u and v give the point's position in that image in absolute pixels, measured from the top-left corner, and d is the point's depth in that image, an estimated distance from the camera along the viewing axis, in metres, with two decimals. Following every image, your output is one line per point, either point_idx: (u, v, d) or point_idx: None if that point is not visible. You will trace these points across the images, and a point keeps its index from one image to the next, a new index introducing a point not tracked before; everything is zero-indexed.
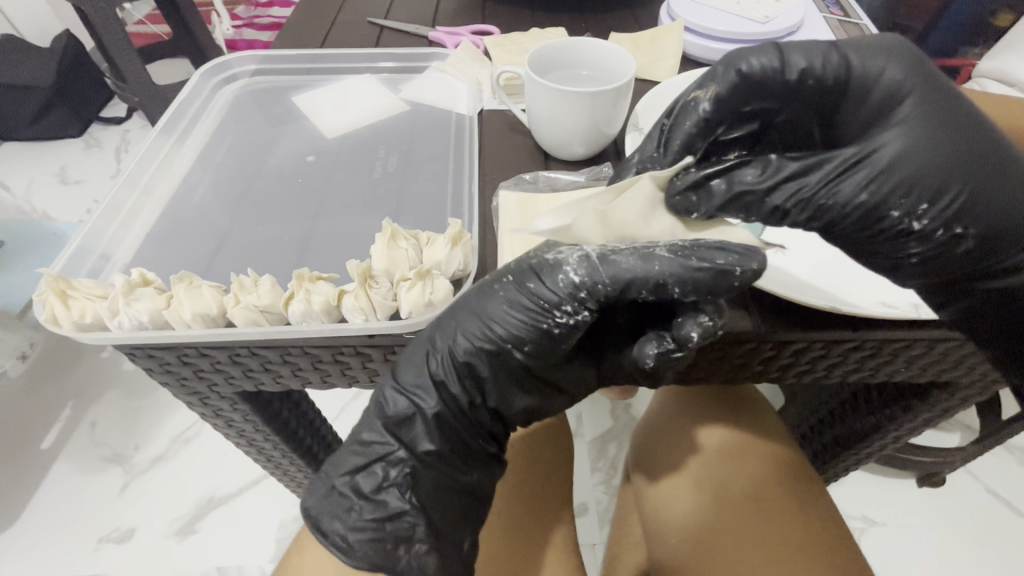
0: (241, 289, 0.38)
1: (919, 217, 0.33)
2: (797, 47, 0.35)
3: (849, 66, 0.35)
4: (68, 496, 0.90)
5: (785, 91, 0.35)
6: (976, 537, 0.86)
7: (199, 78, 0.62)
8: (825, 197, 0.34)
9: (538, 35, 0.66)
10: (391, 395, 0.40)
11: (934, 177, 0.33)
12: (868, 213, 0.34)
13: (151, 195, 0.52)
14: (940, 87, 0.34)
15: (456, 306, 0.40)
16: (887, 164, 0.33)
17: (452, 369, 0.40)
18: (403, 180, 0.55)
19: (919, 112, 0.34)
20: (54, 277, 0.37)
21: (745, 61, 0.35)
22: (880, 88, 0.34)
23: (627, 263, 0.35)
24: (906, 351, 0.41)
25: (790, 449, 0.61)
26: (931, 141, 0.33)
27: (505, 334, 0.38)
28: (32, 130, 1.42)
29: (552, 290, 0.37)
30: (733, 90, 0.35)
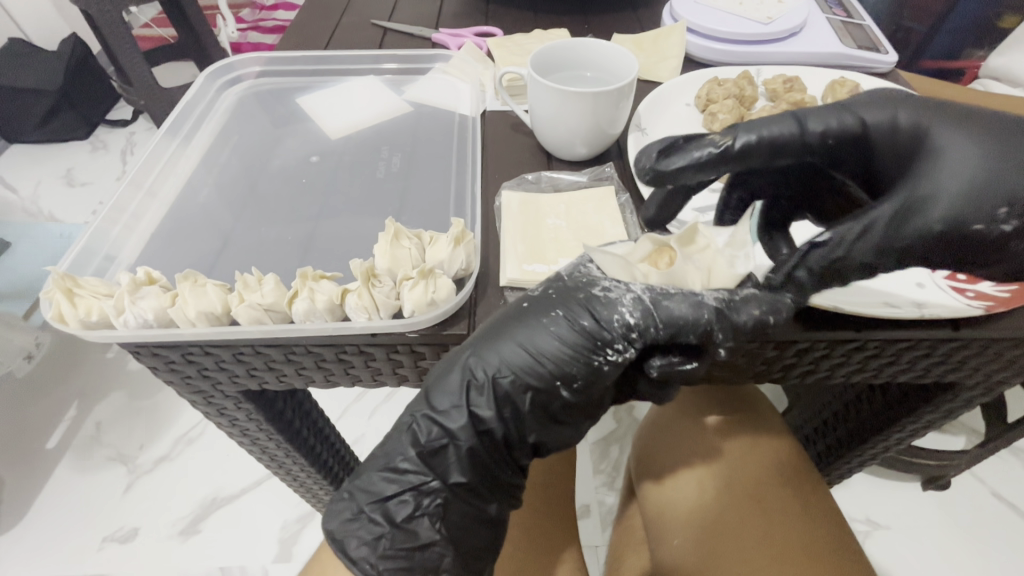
0: (245, 287, 0.38)
1: (1003, 221, 0.33)
2: (809, 119, 0.38)
3: (865, 124, 0.37)
4: (72, 496, 0.90)
5: (810, 149, 0.38)
6: (983, 541, 0.85)
7: (203, 79, 0.62)
8: (898, 236, 0.34)
9: (541, 36, 0.66)
10: (424, 424, 0.38)
11: (1000, 181, 0.33)
12: (949, 235, 0.34)
13: (155, 196, 0.52)
14: (955, 108, 0.36)
15: (499, 334, 0.38)
16: (953, 188, 0.33)
17: (490, 401, 0.37)
18: (406, 180, 0.56)
19: (950, 131, 0.35)
20: (60, 275, 0.37)
21: (766, 128, 0.37)
22: (900, 126, 0.36)
23: (680, 308, 0.36)
24: (909, 351, 0.41)
25: (790, 445, 0.62)
26: (985, 150, 0.34)
27: (553, 369, 0.37)
28: (39, 132, 1.43)
29: (606, 328, 0.36)
30: (760, 148, 0.38)
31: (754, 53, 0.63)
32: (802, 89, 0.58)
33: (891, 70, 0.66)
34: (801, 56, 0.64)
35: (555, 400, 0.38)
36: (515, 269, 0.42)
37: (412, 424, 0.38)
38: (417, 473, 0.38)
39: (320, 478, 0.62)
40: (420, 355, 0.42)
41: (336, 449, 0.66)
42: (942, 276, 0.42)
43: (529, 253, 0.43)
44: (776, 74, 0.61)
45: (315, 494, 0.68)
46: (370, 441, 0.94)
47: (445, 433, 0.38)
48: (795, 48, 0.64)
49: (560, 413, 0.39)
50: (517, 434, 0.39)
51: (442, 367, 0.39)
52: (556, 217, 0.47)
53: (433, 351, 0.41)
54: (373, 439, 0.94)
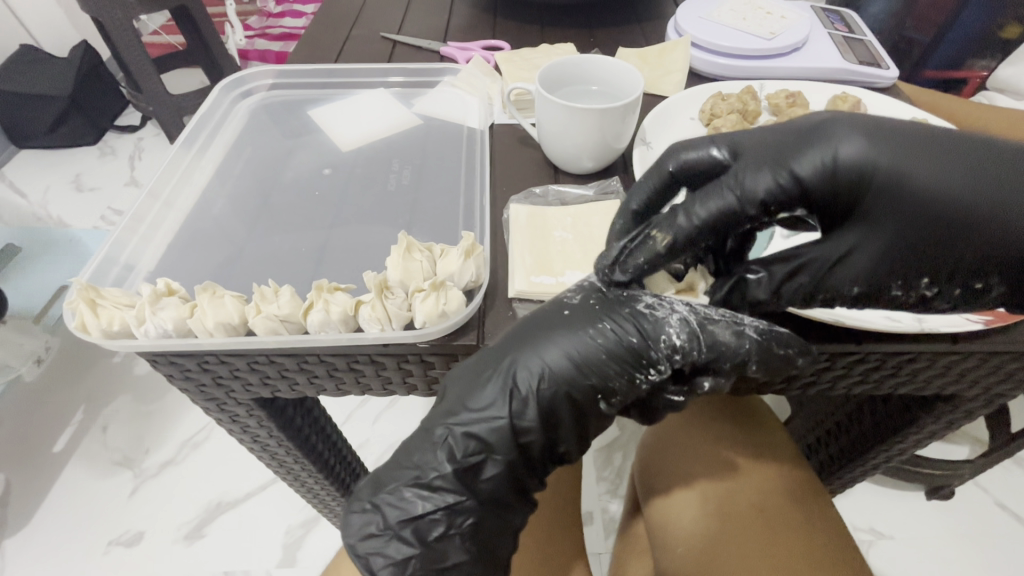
0: (262, 299, 0.39)
1: (922, 288, 0.34)
2: (744, 179, 0.34)
3: (800, 181, 0.33)
4: (80, 498, 0.91)
5: (755, 215, 0.35)
6: (988, 553, 0.85)
7: (218, 92, 0.64)
8: (820, 291, 0.36)
9: (547, 50, 0.68)
10: (459, 438, 0.38)
11: (922, 254, 0.33)
12: (871, 294, 0.35)
13: (171, 207, 0.54)
14: (903, 148, 0.32)
15: (540, 343, 0.38)
16: (872, 259, 0.34)
17: (535, 411, 0.38)
18: (415, 192, 0.57)
19: (888, 193, 0.32)
20: (84, 286, 0.38)
21: (693, 211, 0.35)
22: (839, 175, 0.32)
23: (724, 335, 0.37)
24: (909, 363, 0.42)
25: (796, 455, 0.63)
26: (921, 211, 0.32)
27: (594, 382, 0.38)
28: (50, 138, 1.45)
29: (653, 346, 0.37)
30: (688, 234, 0.36)
31: (757, 68, 0.65)
32: (804, 104, 0.59)
33: (892, 85, 0.67)
34: (804, 71, 0.65)
35: (590, 413, 0.39)
36: (523, 281, 0.43)
37: (447, 439, 0.38)
38: (452, 493, 0.38)
39: (329, 486, 0.62)
40: (430, 365, 0.43)
41: (345, 457, 0.66)
42: None
43: (536, 264, 0.44)
44: (779, 88, 0.62)
45: (323, 502, 0.68)
46: (375, 446, 0.95)
47: (482, 449, 0.38)
48: (798, 63, 0.65)
49: (590, 428, 0.40)
50: (551, 446, 0.40)
51: (476, 371, 0.39)
52: (562, 230, 0.48)
53: (443, 361, 0.42)
54: (377, 445, 0.95)
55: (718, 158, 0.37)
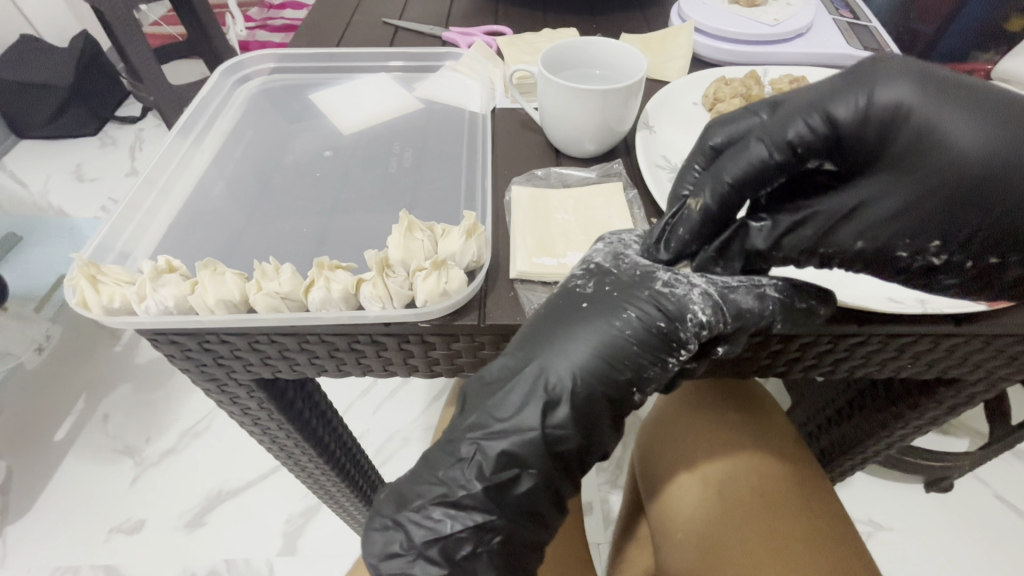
0: (263, 276, 0.39)
1: (932, 253, 0.33)
2: (775, 130, 0.35)
3: (834, 122, 0.33)
4: (83, 487, 0.92)
5: (790, 165, 0.35)
6: (988, 545, 0.85)
7: (217, 77, 0.64)
8: (824, 245, 0.36)
9: (550, 34, 0.67)
10: (492, 455, 0.37)
11: (938, 215, 0.32)
12: (877, 253, 0.35)
13: (168, 194, 0.53)
14: (951, 93, 0.30)
15: (562, 336, 0.38)
16: (886, 212, 0.33)
17: (569, 408, 0.37)
18: (417, 175, 0.57)
19: (918, 143, 0.31)
20: (85, 262, 0.38)
21: (728, 173, 0.36)
22: (873, 118, 0.32)
23: (747, 302, 0.37)
24: (911, 346, 0.42)
25: (790, 431, 0.64)
26: (945, 162, 0.30)
27: (627, 372, 0.37)
28: (49, 128, 1.45)
29: (681, 328, 0.37)
30: (721, 202, 0.37)
31: (762, 54, 0.64)
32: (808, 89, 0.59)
33: None
34: (810, 58, 0.65)
35: (625, 404, 0.38)
36: (525, 262, 0.43)
37: (475, 455, 0.38)
38: (482, 512, 0.38)
39: (330, 471, 0.62)
40: (431, 345, 0.43)
41: (345, 443, 0.66)
42: None
43: (538, 247, 0.44)
44: (783, 74, 0.62)
45: (324, 489, 0.69)
46: (376, 436, 0.95)
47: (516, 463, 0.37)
48: (801, 49, 0.65)
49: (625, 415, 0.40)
50: (590, 445, 0.39)
51: (505, 379, 0.38)
52: (564, 213, 0.48)
53: (444, 342, 0.42)
54: (378, 434, 0.95)
55: (758, 118, 0.37)
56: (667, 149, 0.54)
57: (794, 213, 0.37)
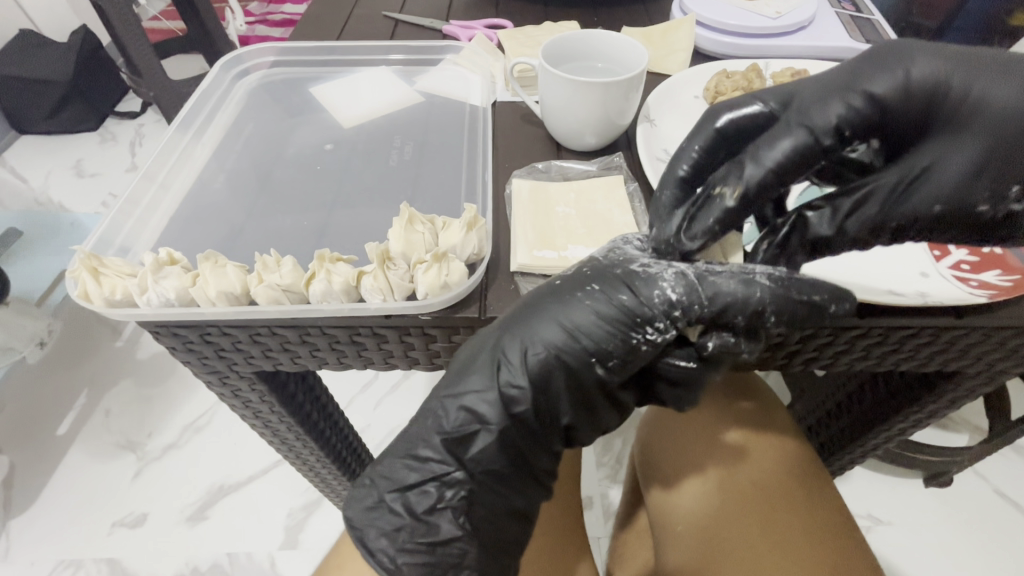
0: (264, 268, 0.39)
1: (1011, 198, 0.35)
2: (812, 115, 0.34)
3: (879, 100, 0.33)
4: (85, 481, 0.92)
5: (838, 146, 0.34)
6: (985, 539, 0.85)
7: (217, 70, 0.63)
8: (895, 217, 0.37)
9: (551, 28, 0.67)
10: (452, 410, 0.38)
11: (1010, 161, 0.34)
12: (954, 212, 0.36)
13: (168, 189, 0.53)
14: (973, 66, 0.33)
15: (534, 312, 0.38)
16: (955, 172, 0.35)
17: (525, 375, 0.37)
18: (417, 168, 0.57)
19: (967, 108, 0.33)
20: (86, 254, 0.38)
21: (769, 157, 0.34)
22: (915, 91, 0.33)
23: (729, 286, 0.36)
24: (911, 339, 0.42)
25: (796, 435, 0.63)
26: (996, 115, 0.33)
27: (588, 345, 0.37)
28: (50, 123, 1.45)
29: (647, 304, 0.37)
30: (757, 188, 0.35)
31: (764, 47, 0.64)
32: None
33: None
34: (812, 51, 0.65)
35: (587, 378, 0.38)
36: (526, 255, 0.43)
37: (444, 410, 0.39)
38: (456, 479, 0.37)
39: (331, 464, 0.63)
40: (432, 338, 0.43)
41: (346, 437, 0.66)
42: (946, 267, 0.43)
43: (539, 239, 0.44)
44: (784, 67, 0.62)
45: (325, 482, 0.69)
46: (377, 430, 0.96)
47: (477, 420, 0.38)
48: (803, 42, 0.65)
49: (592, 395, 0.38)
50: (548, 414, 0.39)
51: (472, 350, 0.39)
52: (565, 205, 0.48)
53: (444, 334, 0.42)
54: (379, 428, 0.96)
55: (763, 113, 0.37)
56: (667, 143, 0.54)
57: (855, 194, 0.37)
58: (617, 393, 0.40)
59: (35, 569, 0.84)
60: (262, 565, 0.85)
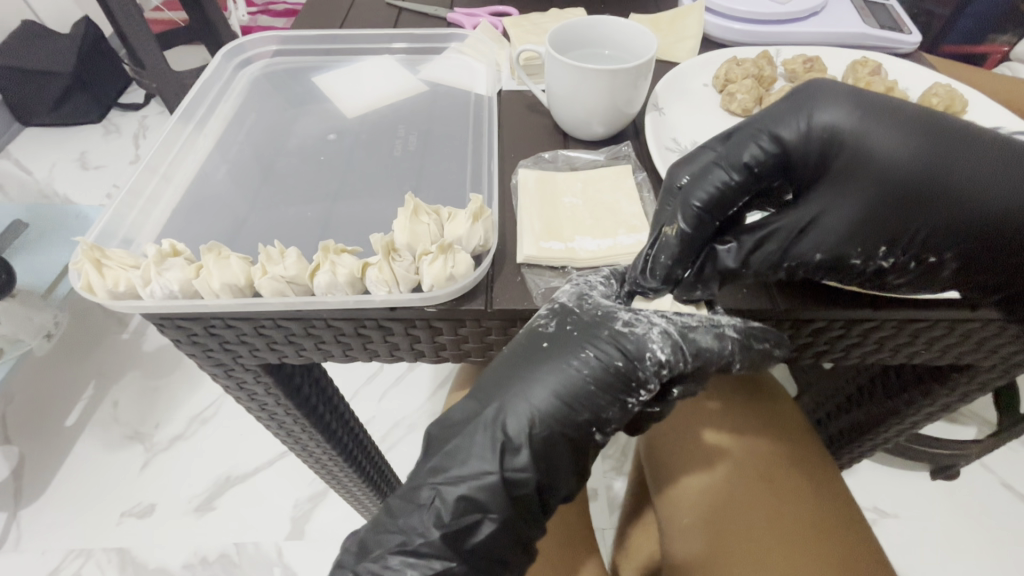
0: (268, 260, 0.39)
1: (881, 257, 0.37)
2: (730, 155, 0.39)
3: (781, 142, 0.38)
4: (93, 472, 0.93)
5: (746, 185, 0.39)
6: (992, 533, 0.85)
7: (218, 60, 0.63)
8: (788, 258, 0.38)
9: (557, 15, 0.66)
10: (450, 501, 0.37)
11: (886, 221, 0.37)
12: (836, 261, 0.38)
13: (170, 180, 0.53)
14: (878, 117, 0.36)
15: (524, 380, 0.38)
16: (840, 223, 0.38)
17: (530, 455, 0.37)
18: (421, 158, 0.56)
19: (853, 161, 0.36)
20: (89, 246, 0.38)
21: (695, 197, 0.39)
22: (813, 137, 0.37)
23: (707, 340, 0.38)
24: (926, 331, 0.41)
25: (786, 436, 0.61)
26: (882, 169, 0.36)
27: (586, 413, 0.38)
28: (54, 116, 1.44)
29: (639, 367, 0.38)
30: (693, 223, 0.39)
31: (774, 32, 0.63)
32: (822, 69, 0.58)
33: (914, 51, 0.65)
34: (823, 36, 0.63)
35: (585, 445, 0.38)
36: (532, 246, 0.42)
37: (435, 501, 0.37)
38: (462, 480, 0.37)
39: (337, 456, 0.63)
40: (438, 330, 0.42)
41: (352, 429, 0.66)
42: None
43: (546, 230, 0.43)
44: (796, 53, 0.61)
45: (332, 474, 0.69)
46: (382, 422, 0.96)
47: (478, 509, 0.37)
48: (814, 27, 0.64)
49: (585, 457, 0.40)
50: (550, 488, 0.39)
51: (466, 434, 0.38)
52: (572, 196, 0.47)
53: (450, 327, 0.42)
54: (384, 421, 0.96)
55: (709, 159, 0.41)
56: (677, 131, 0.54)
57: (753, 235, 0.39)
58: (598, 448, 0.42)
59: (45, 558, 0.85)
60: (269, 555, 0.85)
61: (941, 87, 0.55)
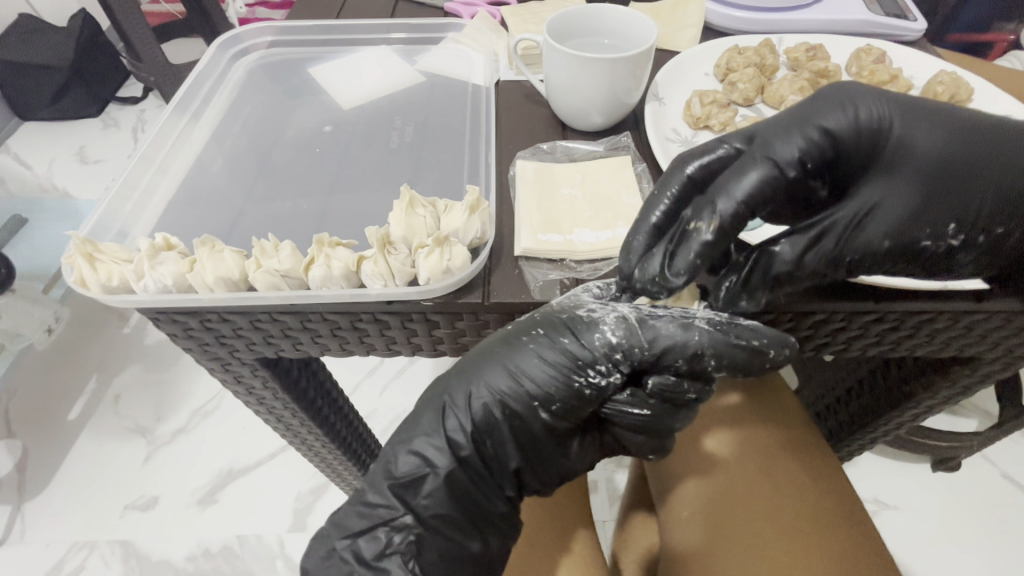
0: (262, 253, 0.38)
1: (950, 236, 0.37)
2: (776, 148, 0.36)
3: (830, 134, 0.36)
4: (96, 465, 0.93)
5: (794, 181, 0.36)
6: (992, 525, 0.85)
7: (214, 50, 0.62)
8: (853, 249, 0.37)
9: (556, 4, 0.65)
10: (402, 456, 0.39)
11: (946, 203, 0.37)
12: (908, 243, 0.37)
13: (165, 172, 0.52)
14: (911, 111, 0.37)
15: (480, 358, 0.39)
16: (899, 209, 0.37)
17: (470, 422, 0.38)
18: (418, 149, 0.55)
19: (901, 151, 0.37)
20: (82, 240, 0.38)
21: (740, 190, 0.35)
22: (862, 130, 0.36)
23: (667, 330, 0.37)
24: (930, 323, 0.41)
25: (784, 429, 0.60)
26: (939, 152, 0.37)
27: (531, 389, 0.38)
28: (52, 109, 1.43)
29: (587, 347, 0.37)
30: (733, 218, 0.35)
31: (777, 20, 0.62)
32: (825, 57, 0.57)
33: (919, 39, 0.64)
34: (829, 23, 0.62)
35: (531, 421, 0.38)
36: (530, 239, 0.42)
37: (393, 454, 0.40)
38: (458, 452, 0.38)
39: (336, 450, 0.63)
40: (435, 324, 0.42)
41: (351, 422, 0.66)
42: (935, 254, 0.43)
43: (544, 223, 0.43)
44: (798, 42, 0.60)
45: (332, 467, 0.69)
46: (383, 416, 0.96)
47: (426, 464, 0.38)
48: (817, 15, 0.62)
49: (538, 438, 0.39)
50: (497, 461, 0.40)
51: (424, 402, 0.41)
52: (570, 187, 0.46)
53: (447, 320, 0.42)
54: (385, 414, 0.96)
55: (728, 155, 0.39)
56: (676, 122, 0.53)
57: (812, 233, 0.37)
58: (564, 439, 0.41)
59: (49, 550, 0.85)
60: (271, 546, 0.86)
61: (946, 75, 0.54)
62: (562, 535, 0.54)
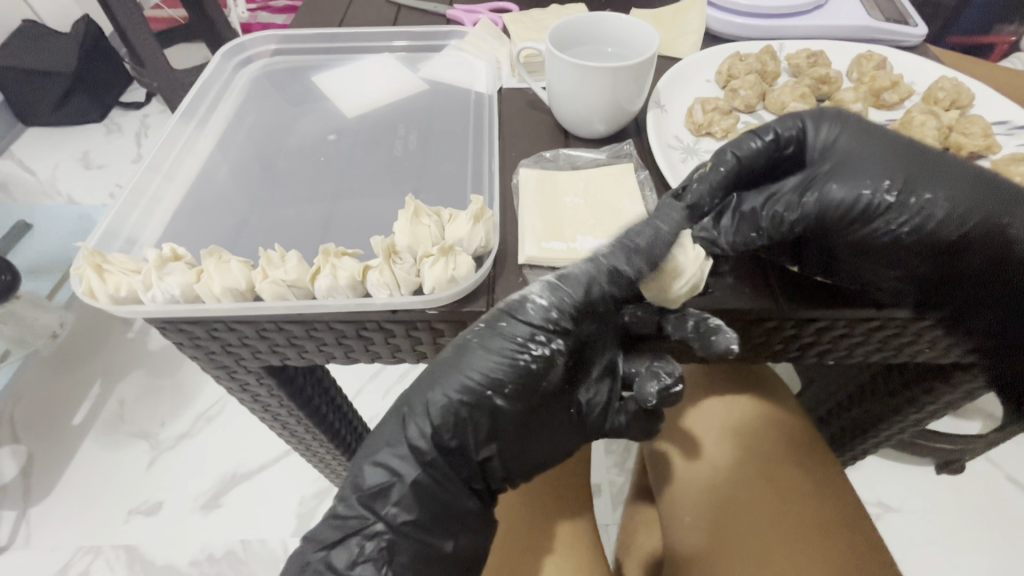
0: (269, 263, 0.39)
1: (886, 191, 0.39)
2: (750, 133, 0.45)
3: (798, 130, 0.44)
4: (101, 470, 0.93)
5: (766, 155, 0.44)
6: (996, 528, 0.85)
7: (218, 59, 0.62)
8: (798, 212, 0.41)
9: (558, 11, 0.65)
10: (367, 469, 0.39)
11: (885, 169, 0.40)
12: (853, 201, 0.39)
13: (170, 181, 0.53)
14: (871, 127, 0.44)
15: (438, 361, 0.39)
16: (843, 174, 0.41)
17: (427, 423, 0.38)
18: (421, 156, 0.56)
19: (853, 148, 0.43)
20: (90, 251, 0.38)
21: (719, 159, 0.43)
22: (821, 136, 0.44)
23: (579, 276, 0.39)
24: (931, 332, 0.41)
25: (788, 435, 0.60)
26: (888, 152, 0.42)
27: (479, 378, 0.37)
28: (56, 115, 1.44)
29: (523, 322, 0.37)
30: (718, 180, 0.42)
31: (779, 27, 0.62)
32: (826, 64, 0.57)
33: (920, 43, 0.64)
34: (830, 29, 0.62)
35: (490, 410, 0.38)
36: (534, 247, 0.42)
37: (360, 469, 0.40)
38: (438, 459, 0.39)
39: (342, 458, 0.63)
40: (439, 332, 0.42)
41: (356, 429, 0.67)
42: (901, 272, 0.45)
43: (548, 231, 0.43)
44: (799, 48, 0.60)
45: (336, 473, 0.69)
46: None
47: (392, 472, 0.39)
48: (819, 21, 0.63)
49: (502, 422, 0.39)
50: (463, 454, 0.40)
51: (385, 420, 0.40)
52: (573, 195, 0.47)
53: (452, 329, 0.42)
54: None
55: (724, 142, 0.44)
56: (678, 129, 0.54)
57: (768, 200, 0.43)
58: (531, 421, 0.40)
59: (55, 555, 0.86)
60: (276, 551, 0.86)
61: (946, 81, 0.54)
62: (565, 540, 0.54)
